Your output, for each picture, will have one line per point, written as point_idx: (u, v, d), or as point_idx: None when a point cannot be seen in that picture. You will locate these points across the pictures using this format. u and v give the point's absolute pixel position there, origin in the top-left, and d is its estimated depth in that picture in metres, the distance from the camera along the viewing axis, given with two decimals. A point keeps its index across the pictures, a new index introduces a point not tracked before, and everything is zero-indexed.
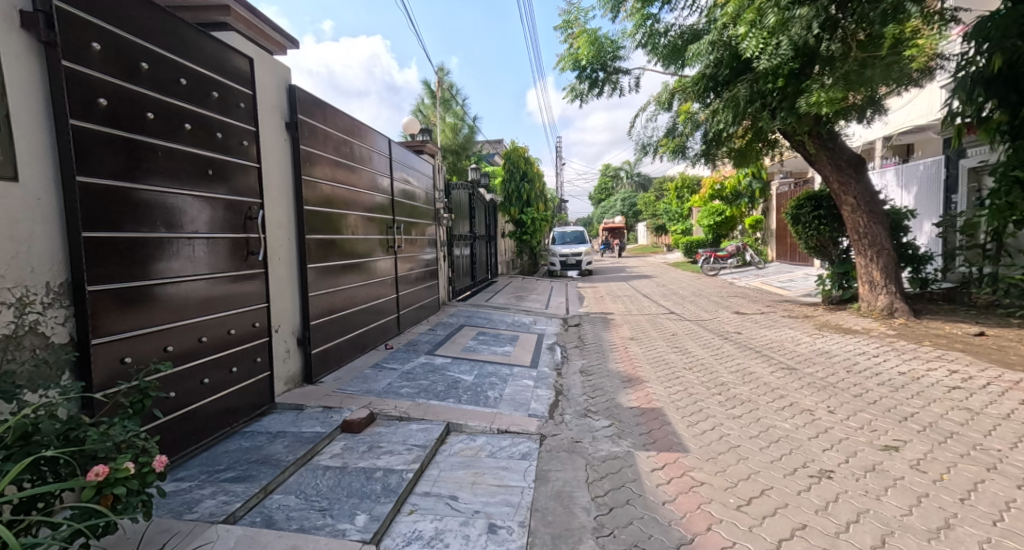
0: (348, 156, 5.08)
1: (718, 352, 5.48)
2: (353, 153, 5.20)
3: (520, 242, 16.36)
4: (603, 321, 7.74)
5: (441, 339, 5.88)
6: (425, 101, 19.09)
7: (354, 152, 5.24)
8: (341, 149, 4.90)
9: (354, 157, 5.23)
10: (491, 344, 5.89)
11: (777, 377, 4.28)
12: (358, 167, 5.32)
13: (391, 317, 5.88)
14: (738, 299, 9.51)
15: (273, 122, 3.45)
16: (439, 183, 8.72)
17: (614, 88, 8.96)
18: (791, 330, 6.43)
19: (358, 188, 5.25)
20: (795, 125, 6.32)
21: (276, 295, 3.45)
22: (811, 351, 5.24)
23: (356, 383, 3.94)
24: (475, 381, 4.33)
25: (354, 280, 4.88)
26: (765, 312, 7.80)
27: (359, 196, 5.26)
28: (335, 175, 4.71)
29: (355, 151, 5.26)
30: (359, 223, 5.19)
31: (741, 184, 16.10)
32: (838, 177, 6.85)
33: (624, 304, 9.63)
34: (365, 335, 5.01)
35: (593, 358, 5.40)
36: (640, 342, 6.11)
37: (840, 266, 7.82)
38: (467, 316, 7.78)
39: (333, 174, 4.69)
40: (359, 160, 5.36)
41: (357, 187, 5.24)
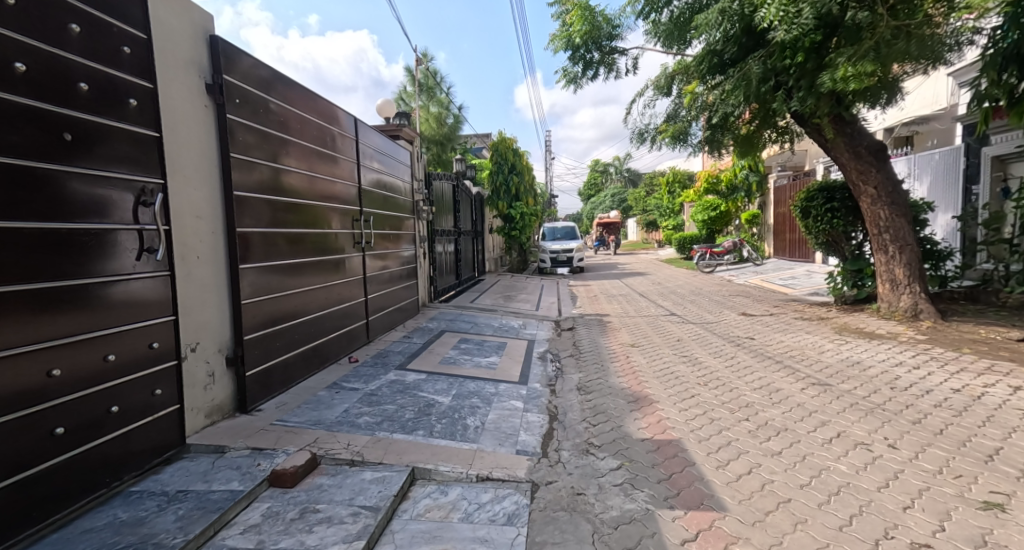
0: (315, 137, 4.28)
1: (733, 362, 4.82)
2: (321, 135, 4.40)
3: (509, 238, 15.60)
4: (600, 325, 7.06)
5: (417, 348, 5.14)
6: (408, 89, 18.25)
7: (322, 134, 4.44)
8: (305, 129, 4.10)
9: (321, 139, 4.43)
10: (475, 354, 5.17)
11: (812, 397, 3.62)
12: (327, 151, 4.52)
13: (360, 324, 5.11)
14: (741, 298, 8.91)
15: (184, 80, 2.65)
16: (419, 172, 7.95)
17: (609, 70, 8.25)
18: (809, 335, 5.80)
19: (326, 176, 4.45)
20: (814, 107, 5.68)
21: (189, 305, 2.67)
22: (839, 361, 4.60)
23: (306, 411, 3.18)
24: (453, 405, 3.60)
25: (313, 283, 4.10)
26: (774, 314, 7.18)
27: (327, 184, 4.46)
28: (297, 158, 3.90)
29: (323, 133, 4.46)
30: (325, 215, 4.40)
31: (738, 176, 15.63)
32: (856, 165, 6.25)
33: (620, 304, 8.97)
34: (324, 347, 4.23)
35: (590, 370, 4.70)
36: (643, 350, 5.44)
37: (854, 262, 7.28)
38: (449, 319, 7.04)
39: (295, 156, 3.89)
40: (328, 143, 4.55)
41: (325, 175, 4.44)
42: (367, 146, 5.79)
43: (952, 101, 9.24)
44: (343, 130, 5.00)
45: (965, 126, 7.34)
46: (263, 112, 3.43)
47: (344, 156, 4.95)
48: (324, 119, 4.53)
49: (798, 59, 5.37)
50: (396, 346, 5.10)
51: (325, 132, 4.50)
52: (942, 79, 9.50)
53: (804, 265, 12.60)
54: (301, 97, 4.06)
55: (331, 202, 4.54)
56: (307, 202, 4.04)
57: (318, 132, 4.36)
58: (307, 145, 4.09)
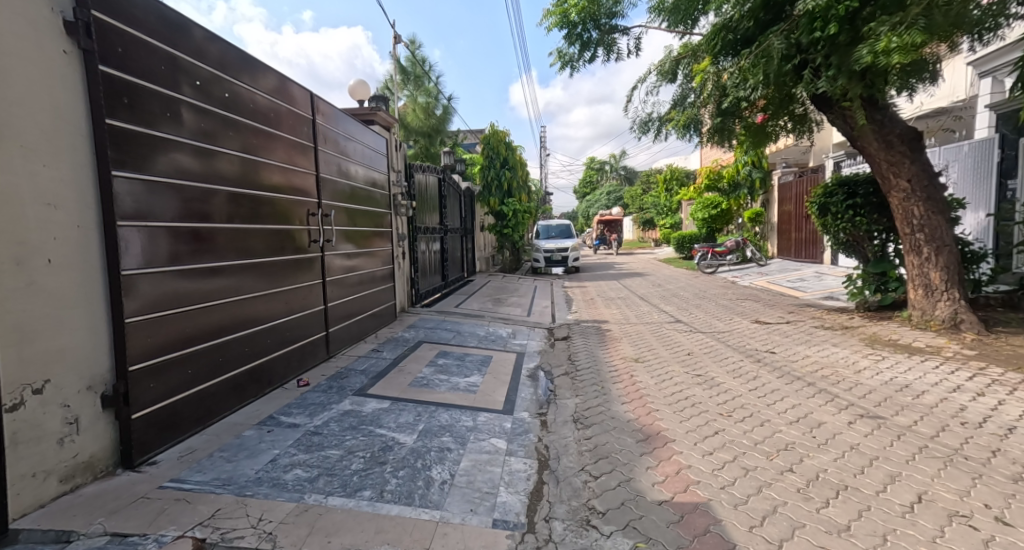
0: (251, 112, 3.49)
1: (755, 383, 4.10)
2: (259, 110, 3.59)
3: (501, 236, 14.82)
4: (598, 334, 6.33)
5: (384, 366, 4.37)
6: (394, 78, 17.44)
7: (262, 109, 3.63)
8: (236, 101, 3.31)
9: (261, 115, 3.63)
10: (453, 372, 4.41)
11: (866, 436, 2.88)
12: (270, 130, 3.73)
13: (318, 337, 4.36)
14: (750, 303, 8.21)
15: (17, 9, 1.87)
16: (397, 163, 7.17)
17: (608, 51, 7.52)
18: (835, 347, 5.10)
19: (268, 161, 3.66)
20: (844, 90, 4.95)
21: (32, 328, 1.91)
22: (881, 383, 3.89)
23: (217, 464, 2.42)
24: (418, 447, 2.84)
25: (247, 291, 3.33)
26: (791, 321, 6.49)
27: (270, 170, 3.67)
28: (222, 136, 3.12)
29: (263, 108, 3.65)
30: (267, 210, 3.62)
31: (740, 172, 14.96)
32: (886, 155, 5.57)
33: (620, 308, 8.25)
34: (263, 369, 3.47)
35: (590, 394, 3.97)
36: (648, 368, 4.71)
37: (876, 265, 6.61)
38: (429, 327, 6.27)
39: (220, 133, 3.09)
40: (270, 120, 3.75)
41: (267, 159, 3.64)
42: (331, 130, 5.00)
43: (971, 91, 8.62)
44: (296, 107, 4.20)
45: (1000, 115, 6.65)
46: (166, 71, 2.65)
47: (296, 138, 4.15)
48: (265, 91, 3.72)
49: (830, 31, 4.54)
50: (360, 364, 4.33)
51: (267, 107, 3.70)
52: (959, 68, 8.98)
53: (812, 265, 11.92)
54: (229, 60, 3.26)
55: (276, 193, 3.75)
56: (238, 190, 3.25)
57: (256, 106, 3.56)
58: (237, 119, 3.29)
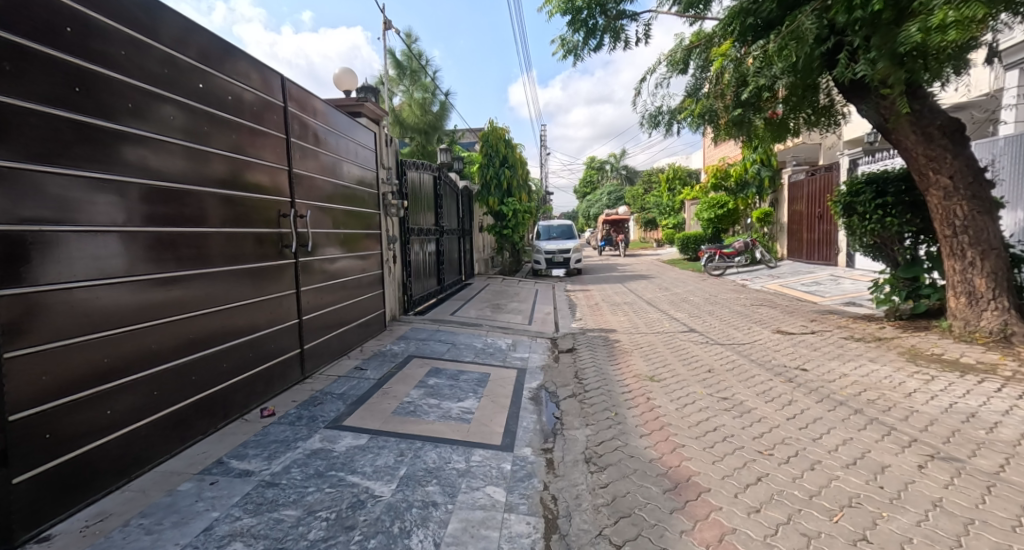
0: (200, 93, 2.91)
1: (793, 408, 3.56)
2: (211, 91, 3.01)
3: (500, 238, 14.27)
4: (606, 346, 5.78)
5: (368, 389, 3.82)
6: (390, 73, 16.93)
7: (215, 90, 3.05)
8: (178, 78, 2.72)
9: (214, 98, 3.05)
10: (446, 396, 3.87)
11: (947, 488, 2.35)
12: (227, 116, 3.14)
13: (291, 355, 3.80)
14: (766, 309, 7.70)
15: None
16: (387, 159, 6.60)
17: (615, 39, 6.99)
18: (872, 363, 4.57)
19: (224, 152, 3.09)
20: (882, 76, 4.43)
21: None
22: (941, 409, 3.36)
23: (131, 539, 1.86)
24: (398, 504, 2.29)
25: (195, 307, 2.75)
26: (815, 332, 5.96)
27: (226, 164, 3.10)
28: (155, 119, 2.52)
29: (219, 90, 3.09)
30: (223, 210, 3.05)
31: (748, 170, 14.41)
32: (925, 149, 5.05)
33: (627, 315, 7.72)
34: (217, 400, 2.89)
35: (603, 424, 3.43)
36: (666, 389, 4.16)
37: (908, 269, 6.10)
38: (421, 339, 5.72)
39: (152, 114, 2.51)
40: (229, 105, 3.19)
41: (220, 150, 3.06)
42: (311, 123, 4.43)
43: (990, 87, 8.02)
44: (263, 92, 3.62)
45: None
46: (79, 36, 2.12)
47: (262, 128, 3.56)
48: (223, 71, 3.15)
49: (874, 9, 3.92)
50: (339, 387, 3.77)
51: (222, 90, 3.12)
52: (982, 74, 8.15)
53: (827, 268, 11.38)
54: (169, 30, 2.68)
55: (235, 190, 3.17)
56: (180, 186, 2.67)
57: (207, 87, 2.97)
58: (182, 101, 2.73)
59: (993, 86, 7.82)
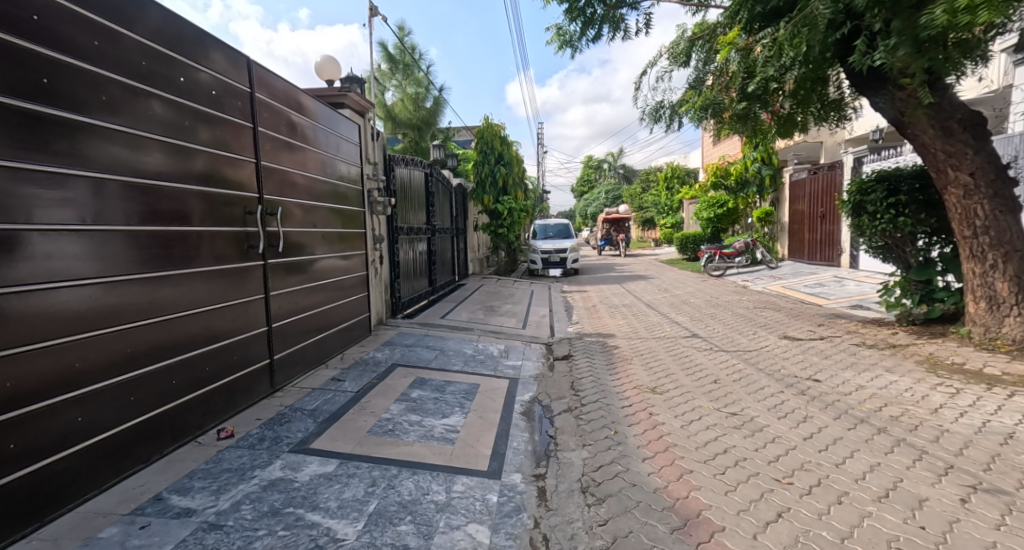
0: (143, 71, 2.54)
1: (809, 425, 3.24)
2: (158, 70, 2.65)
3: (495, 237, 13.92)
4: (604, 353, 5.46)
5: (343, 405, 3.48)
6: (383, 67, 16.52)
7: (163, 69, 2.68)
8: (113, 53, 2.36)
9: (162, 78, 2.68)
10: (429, 412, 3.54)
11: (1000, 530, 2.03)
12: (178, 99, 2.78)
13: (260, 366, 3.45)
14: (770, 313, 7.39)
15: None
16: (374, 153, 6.25)
17: (614, 29, 6.66)
18: (889, 373, 4.26)
19: (174, 140, 2.73)
20: (903, 65, 4.11)
21: None
22: (973, 428, 3.04)
23: None
24: None
25: (135, 317, 2.39)
26: (825, 338, 5.65)
27: (174, 154, 2.72)
28: (80, 98, 2.16)
29: (168, 69, 2.73)
30: (173, 206, 2.69)
31: (749, 169, 14.11)
32: (943, 144, 4.74)
33: (626, 319, 7.40)
34: (164, 422, 2.53)
35: (601, 445, 3.11)
36: (669, 402, 3.84)
37: (920, 272, 5.83)
38: (407, 345, 5.39)
39: (76, 93, 2.15)
40: (181, 88, 2.82)
41: (169, 137, 2.70)
42: (284, 112, 4.08)
43: (999, 83, 7.74)
44: (224, 75, 3.25)
45: None
46: None
47: (223, 114, 3.20)
48: (174, 48, 2.79)
49: None
50: (311, 403, 3.43)
51: (172, 69, 2.76)
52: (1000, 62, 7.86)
53: (829, 268, 11.09)
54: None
55: (188, 183, 2.81)
56: (113, 177, 2.31)
57: (152, 65, 2.61)
58: (118, 80, 2.37)
59: (1003, 82, 7.55)
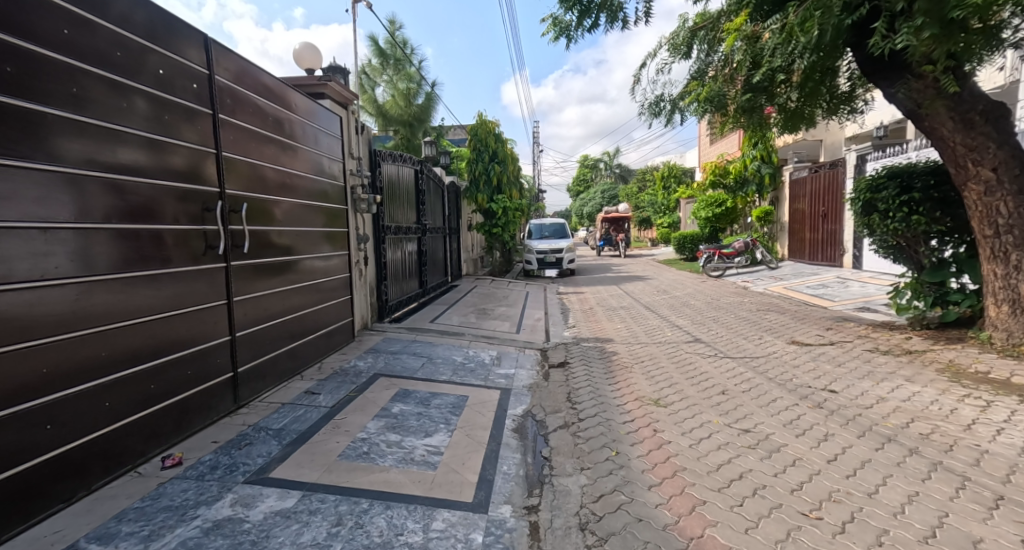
0: (67, 42, 2.15)
1: (832, 444, 2.92)
2: (87, 41, 2.25)
3: (489, 237, 13.58)
4: (602, 360, 5.14)
5: (315, 423, 3.13)
6: (373, 62, 16.15)
7: (92, 39, 2.28)
8: (24, 17, 1.96)
9: (94, 52, 2.29)
10: (411, 430, 3.20)
11: None
12: (113, 76, 2.39)
13: (222, 380, 3.08)
14: (774, 316, 7.09)
15: None
16: (357, 148, 5.88)
17: (612, 18, 6.34)
18: (910, 383, 3.95)
19: (108, 125, 2.34)
20: (926, 50, 3.81)
21: None
22: (1016, 449, 2.73)
23: None
24: None
25: (55, 331, 2.02)
26: (835, 343, 5.35)
27: (109, 141, 2.34)
28: None
29: (102, 42, 2.33)
30: (108, 199, 2.31)
31: (748, 168, 13.84)
32: (965, 136, 4.44)
33: (624, 322, 7.08)
34: (91, 454, 2.15)
35: (602, 469, 2.77)
36: (675, 417, 3.52)
37: (933, 273, 5.56)
38: (392, 352, 5.03)
39: None
40: (120, 65, 2.44)
41: (102, 121, 2.31)
42: (252, 99, 3.70)
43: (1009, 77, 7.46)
44: (176, 54, 2.87)
45: None
46: None
47: (174, 98, 2.82)
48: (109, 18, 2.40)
49: None
50: (277, 421, 3.07)
51: (107, 43, 2.36)
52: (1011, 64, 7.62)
53: (832, 269, 10.81)
54: None
55: (124, 174, 2.41)
56: (21, 164, 1.92)
57: (78, 35, 2.21)
58: (31, 49, 1.98)
59: (1012, 75, 7.28)
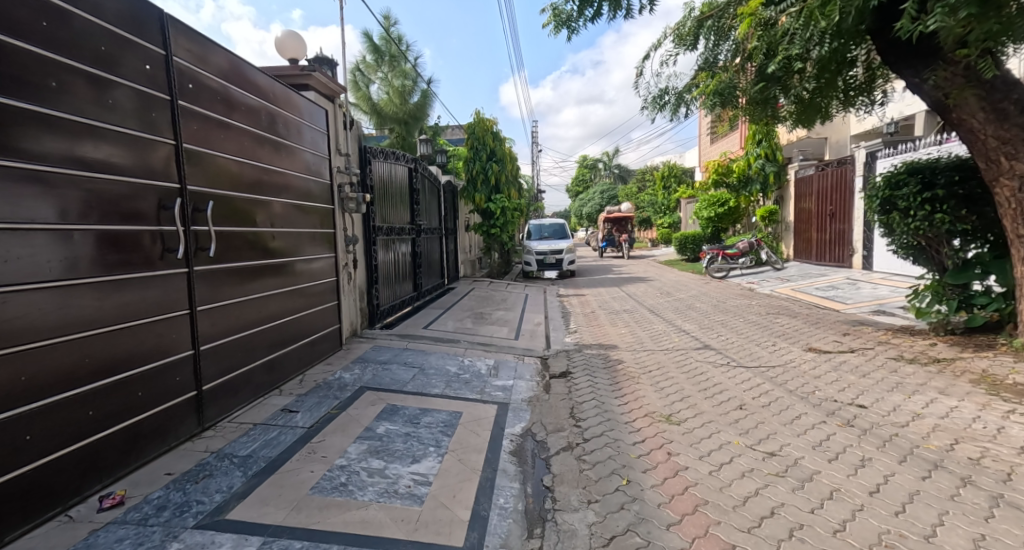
0: None
1: (871, 472, 2.58)
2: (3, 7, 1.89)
3: (488, 238, 13.23)
4: (607, 370, 4.80)
5: (288, 447, 2.78)
6: (368, 59, 15.79)
7: (18, 9, 1.95)
8: None
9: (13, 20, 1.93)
10: (397, 454, 2.85)
11: None
12: (38, 50, 2.03)
13: (182, 400, 2.72)
14: (785, 320, 6.76)
15: None
16: (346, 145, 5.53)
17: (615, 7, 6.01)
18: (946, 396, 3.60)
19: (32, 107, 1.99)
20: (962, 31, 3.48)
21: None
22: None
23: None
24: None
25: None
26: (855, 350, 5.02)
27: (32, 126, 1.98)
28: None
29: (22, 8, 1.97)
30: (26, 195, 1.94)
31: (752, 166, 13.50)
32: (999, 128, 4.11)
33: (628, 327, 6.75)
34: (7, 500, 1.81)
35: (613, 503, 2.43)
36: (691, 438, 3.18)
37: (957, 276, 5.21)
38: (382, 362, 4.67)
39: None
40: (48, 38, 2.08)
41: (24, 102, 1.96)
42: (223, 88, 3.33)
43: None
44: (126, 32, 2.51)
45: None
46: None
47: (121, 80, 2.46)
48: None
49: None
50: (244, 447, 2.71)
51: (29, 10, 2.00)
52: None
53: (841, 270, 10.47)
54: None
55: (95, 171, 2.25)
56: None
57: None
58: None
59: None
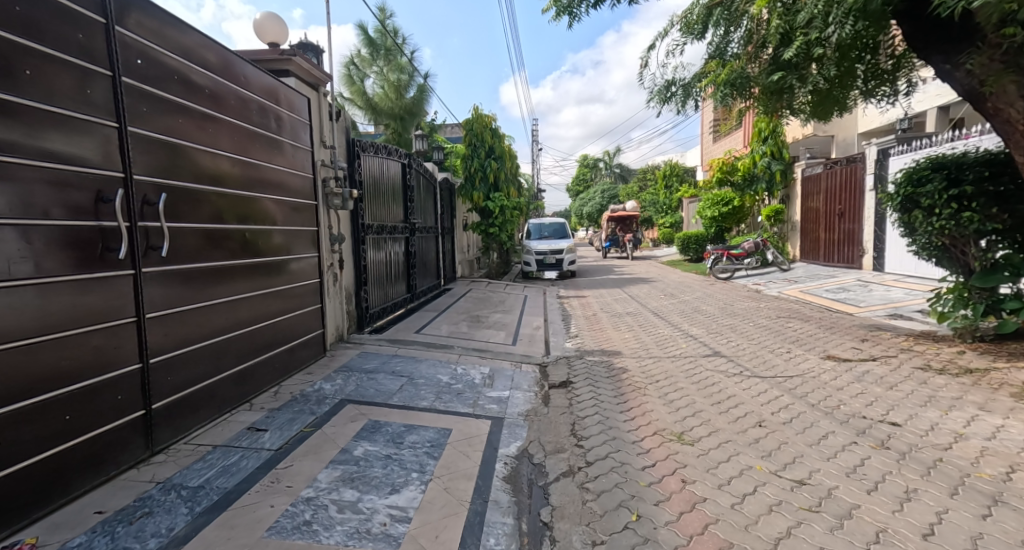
0: None
1: (921, 509, 2.23)
2: None
3: (486, 237, 12.74)
4: (610, 379, 4.45)
5: (248, 475, 2.42)
6: (363, 53, 15.40)
7: None
8: None
9: None
10: (374, 482, 2.50)
11: None
12: None
13: (123, 421, 2.36)
14: (798, 324, 6.41)
15: None
16: (332, 137, 5.15)
17: None
18: (987, 413, 3.25)
19: None
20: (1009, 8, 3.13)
21: None
22: None
23: None
24: None
25: None
26: (878, 358, 4.67)
27: None
28: None
29: None
30: None
31: (757, 164, 13.03)
32: None
33: (632, 331, 6.39)
34: None
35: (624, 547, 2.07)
36: (708, 462, 2.82)
37: (985, 278, 4.82)
38: (367, 371, 4.31)
39: None
40: None
41: None
42: (184, 68, 2.93)
43: None
44: None
45: None
46: None
47: (46, 48, 2.06)
48: None
49: None
50: (196, 476, 2.36)
51: None
52: None
53: (850, 271, 10.13)
54: None
55: (7, 156, 1.88)
56: None
57: None
58: None
59: None
